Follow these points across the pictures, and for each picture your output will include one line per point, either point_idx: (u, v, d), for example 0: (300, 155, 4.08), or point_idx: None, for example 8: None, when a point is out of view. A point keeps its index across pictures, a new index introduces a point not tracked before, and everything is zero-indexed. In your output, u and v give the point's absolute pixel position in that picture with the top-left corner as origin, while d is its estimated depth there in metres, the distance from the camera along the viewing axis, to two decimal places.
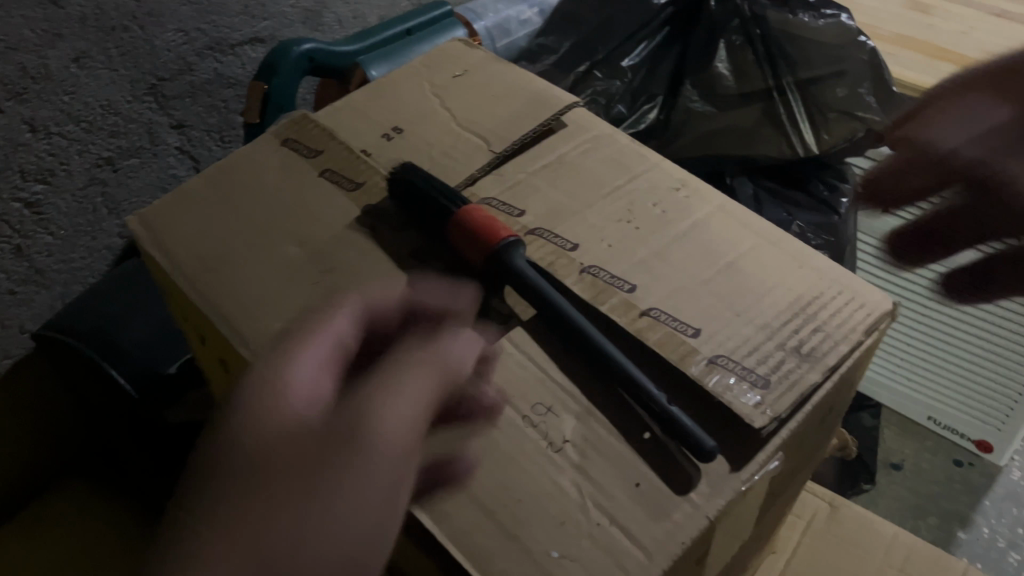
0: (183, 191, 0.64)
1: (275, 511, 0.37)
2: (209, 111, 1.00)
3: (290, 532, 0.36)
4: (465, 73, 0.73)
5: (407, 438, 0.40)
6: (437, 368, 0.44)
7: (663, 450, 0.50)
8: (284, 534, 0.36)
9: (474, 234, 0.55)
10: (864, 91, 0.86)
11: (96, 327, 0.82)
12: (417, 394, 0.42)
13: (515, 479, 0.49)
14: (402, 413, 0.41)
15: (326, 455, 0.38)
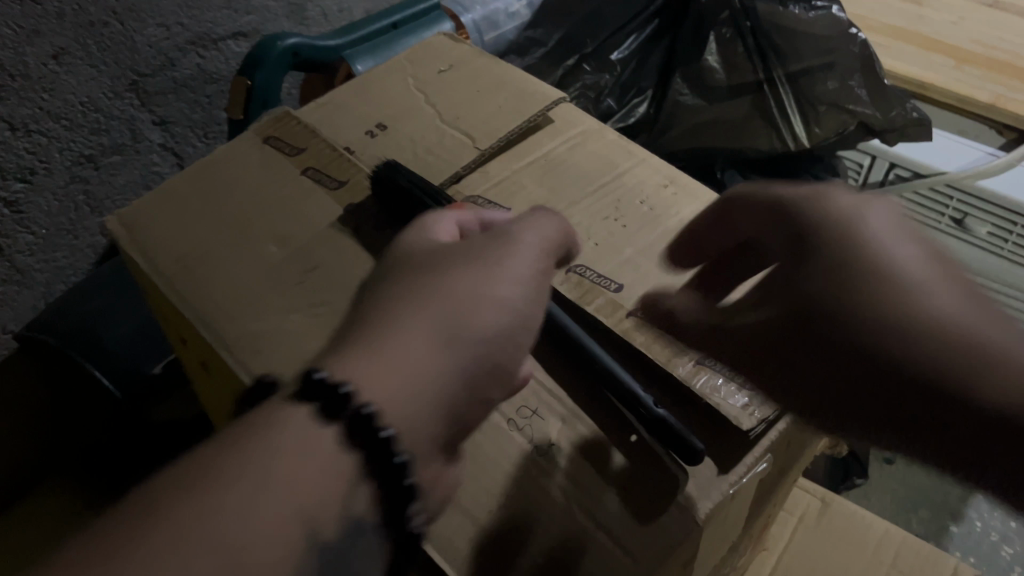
0: (163, 189, 0.63)
1: (435, 299, 0.41)
2: (195, 105, 0.94)
3: (450, 322, 0.41)
4: (450, 68, 0.72)
5: (537, 279, 0.44)
6: (564, 233, 0.48)
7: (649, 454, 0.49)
8: (446, 322, 0.41)
9: None
10: (855, 83, 0.86)
11: (75, 328, 0.80)
12: (548, 245, 0.46)
13: (499, 482, 0.48)
14: (534, 255, 0.45)
15: (478, 267, 0.43)
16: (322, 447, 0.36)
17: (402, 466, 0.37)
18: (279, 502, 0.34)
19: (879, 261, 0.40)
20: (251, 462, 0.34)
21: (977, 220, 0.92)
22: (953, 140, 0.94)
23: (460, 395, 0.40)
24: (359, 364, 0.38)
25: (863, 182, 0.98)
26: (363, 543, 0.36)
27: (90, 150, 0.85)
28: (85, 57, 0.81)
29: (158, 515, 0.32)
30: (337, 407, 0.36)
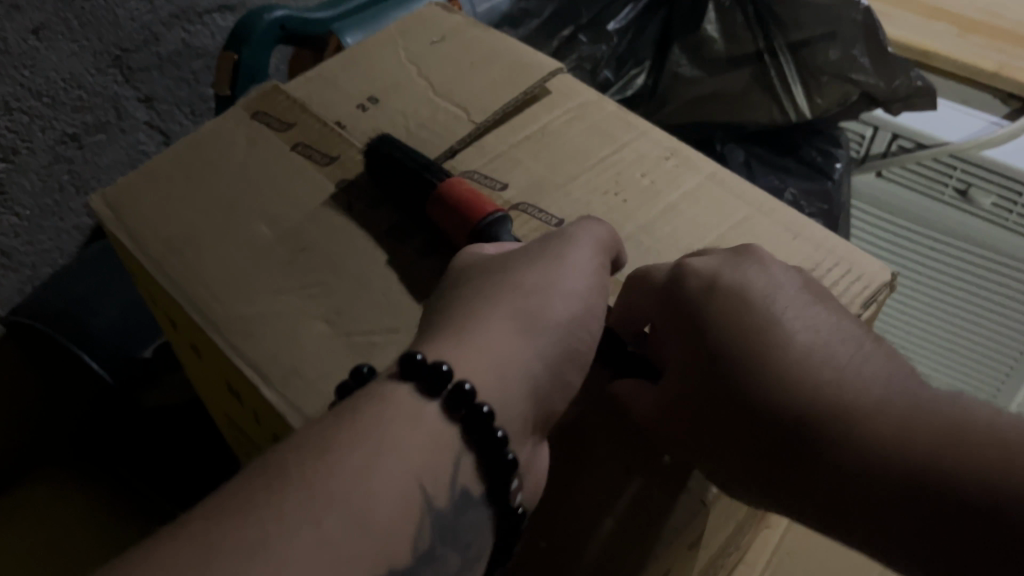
0: (147, 167, 0.60)
1: (508, 297, 0.45)
2: (182, 82, 0.91)
3: (524, 316, 0.44)
4: (442, 40, 0.69)
5: (596, 276, 0.47)
6: (615, 237, 0.50)
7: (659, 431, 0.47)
8: (520, 317, 0.44)
9: (457, 210, 0.53)
10: (857, 52, 0.80)
11: (60, 312, 0.78)
12: (603, 247, 0.49)
13: None
14: (590, 254, 0.48)
15: (544, 266, 0.47)
16: (429, 422, 0.39)
17: (503, 439, 0.40)
18: (398, 471, 0.36)
19: (747, 312, 0.44)
20: (367, 436, 0.37)
21: (980, 192, 0.89)
22: (954, 111, 0.92)
23: (540, 380, 0.43)
24: (453, 352, 0.42)
25: (865, 154, 0.97)
26: (467, 512, 0.39)
27: (73, 129, 0.83)
28: (65, 33, 0.79)
29: (292, 485, 0.34)
30: (442, 387, 0.39)
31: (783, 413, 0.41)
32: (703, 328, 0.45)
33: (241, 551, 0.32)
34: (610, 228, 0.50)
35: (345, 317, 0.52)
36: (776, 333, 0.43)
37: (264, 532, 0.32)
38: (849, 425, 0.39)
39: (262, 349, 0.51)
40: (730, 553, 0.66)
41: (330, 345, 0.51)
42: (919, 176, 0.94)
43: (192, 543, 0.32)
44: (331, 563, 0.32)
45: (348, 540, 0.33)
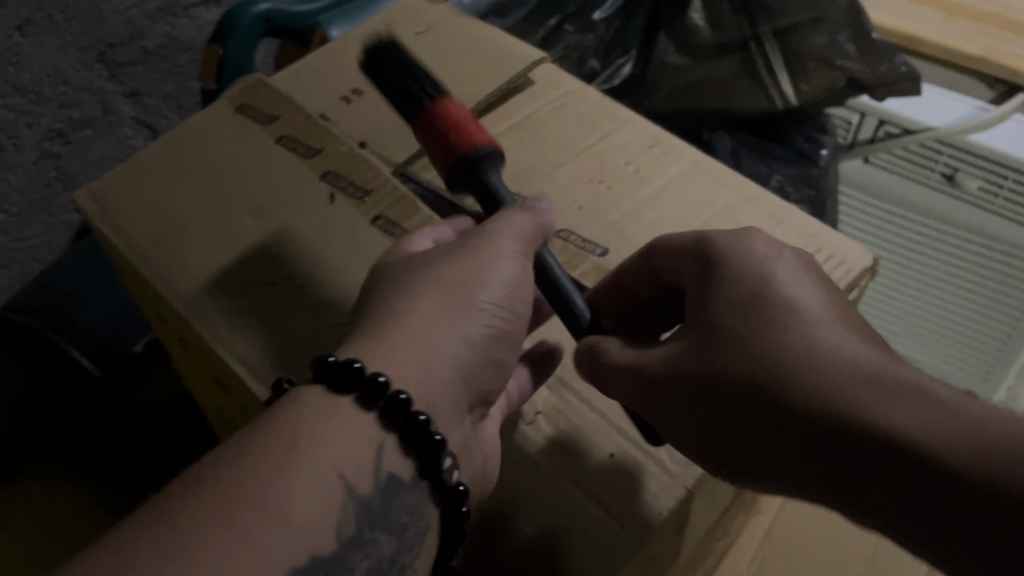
0: (134, 163, 0.61)
1: (424, 291, 0.44)
2: (168, 75, 0.90)
3: (441, 309, 0.43)
4: (427, 30, 0.69)
5: (520, 266, 0.45)
6: (540, 216, 0.47)
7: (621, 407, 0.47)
8: (438, 311, 0.43)
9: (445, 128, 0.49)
10: (843, 37, 0.81)
11: (49, 307, 0.78)
12: (528, 231, 0.46)
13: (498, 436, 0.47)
14: (513, 247, 0.45)
15: (461, 258, 0.45)
16: (348, 415, 0.39)
17: (426, 422, 0.40)
18: (315, 465, 0.37)
19: (768, 283, 0.41)
20: (282, 435, 0.37)
21: (968, 176, 0.90)
22: (941, 96, 0.92)
23: (465, 367, 0.43)
24: (370, 350, 0.41)
25: (852, 140, 0.96)
26: (400, 495, 0.40)
27: (60, 124, 0.83)
28: (51, 28, 0.81)
29: (205, 489, 0.35)
30: (354, 383, 0.39)
31: (787, 374, 0.36)
32: (716, 293, 0.42)
33: (152, 557, 0.32)
34: (536, 207, 0.47)
35: (331, 308, 0.52)
36: (774, 302, 0.39)
37: (176, 533, 0.33)
38: (834, 393, 0.35)
39: (248, 341, 0.51)
40: (718, 538, 0.66)
41: (319, 336, 0.51)
42: (906, 161, 0.94)
43: (106, 551, 0.33)
44: (244, 562, 0.33)
45: (261, 538, 0.34)
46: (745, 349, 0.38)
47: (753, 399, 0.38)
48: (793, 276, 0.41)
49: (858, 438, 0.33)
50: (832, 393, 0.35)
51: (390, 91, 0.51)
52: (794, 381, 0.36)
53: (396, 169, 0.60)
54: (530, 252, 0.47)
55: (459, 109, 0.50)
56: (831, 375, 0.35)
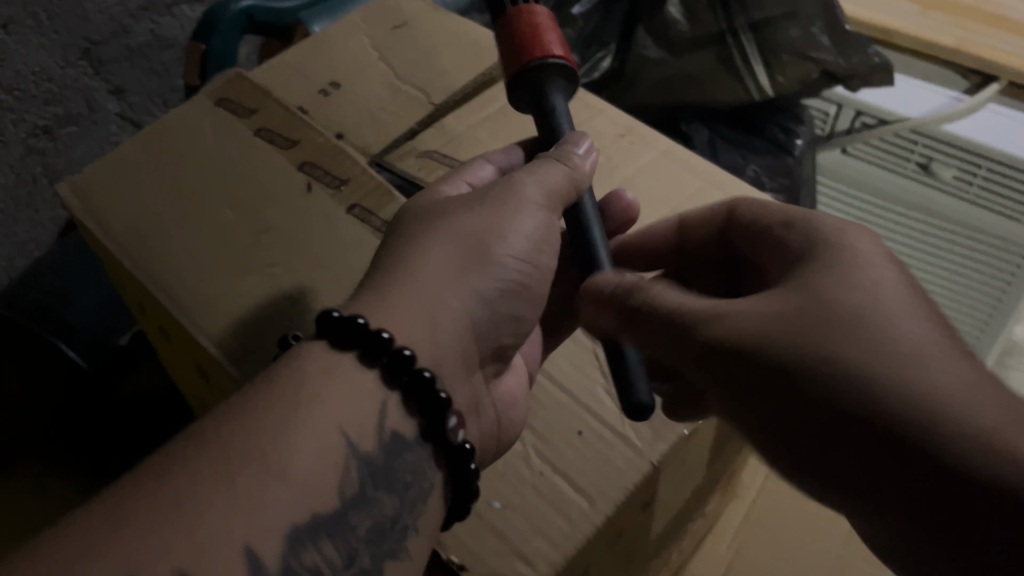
0: (114, 157, 0.62)
1: (444, 240, 0.46)
2: (151, 73, 0.91)
3: (462, 257, 0.46)
4: (404, 24, 0.71)
5: (541, 223, 0.48)
6: (576, 171, 0.49)
7: (613, 354, 0.46)
8: (459, 257, 0.46)
9: (519, 38, 0.51)
10: (817, 30, 0.82)
11: (37, 305, 0.78)
12: (558, 187, 0.49)
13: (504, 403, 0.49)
14: (536, 206, 0.48)
15: (485, 211, 0.48)
16: (349, 373, 0.41)
17: (431, 379, 0.42)
18: (317, 421, 0.38)
19: (869, 286, 0.38)
20: (285, 393, 0.39)
21: (942, 165, 0.91)
22: (916, 87, 0.94)
23: (477, 318, 0.47)
24: (376, 306, 0.43)
25: (830, 131, 0.98)
26: (399, 457, 0.41)
27: (46, 121, 0.84)
28: (34, 27, 0.81)
29: (208, 445, 0.36)
30: (359, 341, 0.41)
31: (903, 399, 0.34)
32: (819, 292, 0.38)
33: (154, 512, 0.33)
34: (574, 161, 0.49)
35: (309, 296, 0.53)
36: (880, 308, 0.37)
37: (172, 491, 0.34)
38: (956, 426, 0.33)
39: (229, 327, 0.52)
40: (694, 519, 0.68)
41: (295, 324, 0.52)
42: (882, 151, 0.95)
43: (109, 510, 0.33)
44: (246, 514, 0.34)
45: (262, 490, 0.35)
46: (848, 358, 0.35)
47: (854, 413, 0.35)
48: (882, 275, 0.39)
49: (981, 483, 0.31)
50: (952, 423, 0.33)
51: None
52: (885, 377, 0.34)
53: (373, 158, 0.61)
54: (557, 209, 0.49)
55: (548, 20, 0.52)
56: (915, 377, 0.34)
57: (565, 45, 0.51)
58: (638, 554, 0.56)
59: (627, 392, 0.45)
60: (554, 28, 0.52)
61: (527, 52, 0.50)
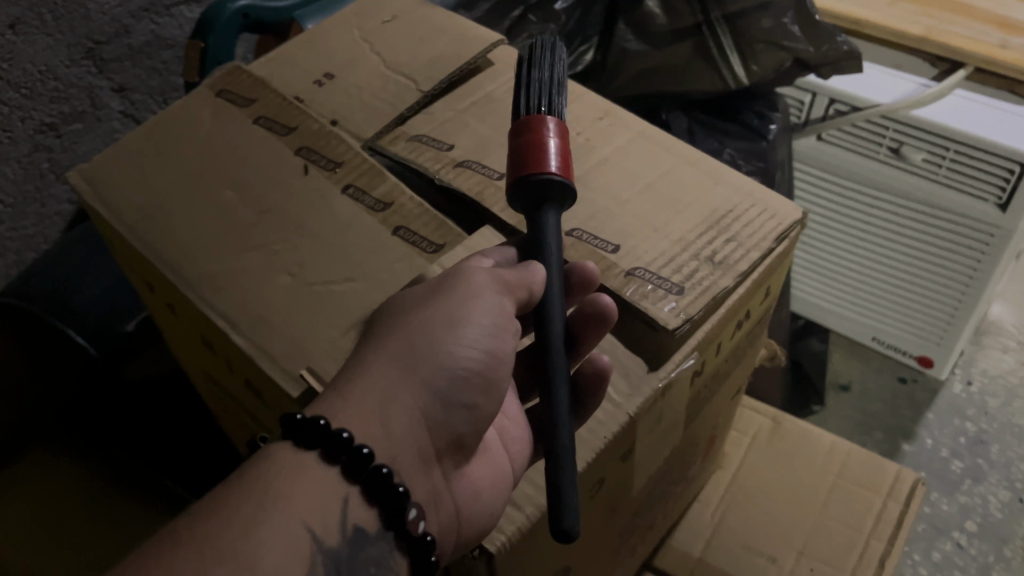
0: (122, 144, 0.65)
1: (397, 330, 0.47)
2: (152, 71, 0.96)
3: (408, 347, 0.46)
4: (394, 18, 0.75)
5: (499, 314, 0.47)
6: (527, 271, 0.47)
7: (549, 468, 0.43)
8: (410, 349, 0.46)
9: (523, 151, 0.49)
10: (787, 20, 0.86)
11: (48, 291, 0.81)
12: (508, 279, 0.47)
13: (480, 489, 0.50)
14: (494, 298, 0.47)
15: (438, 300, 0.47)
16: (313, 474, 0.42)
17: (388, 475, 0.43)
18: (282, 523, 0.39)
19: None
20: (253, 496, 0.40)
21: (912, 149, 0.95)
22: (888, 75, 0.97)
23: (430, 411, 0.46)
24: (337, 406, 0.44)
25: (805, 119, 1.01)
26: (364, 548, 0.43)
27: (51, 119, 0.88)
28: (40, 28, 0.84)
29: (181, 545, 0.38)
30: (321, 442, 0.42)
31: None
32: None
33: None
34: (531, 265, 0.48)
35: (307, 269, 0.57)
36: None
37: None
38: None
39: (230, 301, 0.56)
40: (677, 484, 0.72)
41: (294, 294, 0.55)
42: (855, 137, 0.99)
43: None
44: None
45: None
46: None
47: None
48: None
49: None
50: None
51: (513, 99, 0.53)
52: None
53: (365, 143, 0.65)
54: (512, 299, 0.47)
55: (558, 131, 0.50)
56: None
57: (568, 162, 0.49)
58: (620, 506, 0.60)
59: (555, 511, 0.42)
60: (560, 139, 0.49)
61: (523, 165, 0.48)
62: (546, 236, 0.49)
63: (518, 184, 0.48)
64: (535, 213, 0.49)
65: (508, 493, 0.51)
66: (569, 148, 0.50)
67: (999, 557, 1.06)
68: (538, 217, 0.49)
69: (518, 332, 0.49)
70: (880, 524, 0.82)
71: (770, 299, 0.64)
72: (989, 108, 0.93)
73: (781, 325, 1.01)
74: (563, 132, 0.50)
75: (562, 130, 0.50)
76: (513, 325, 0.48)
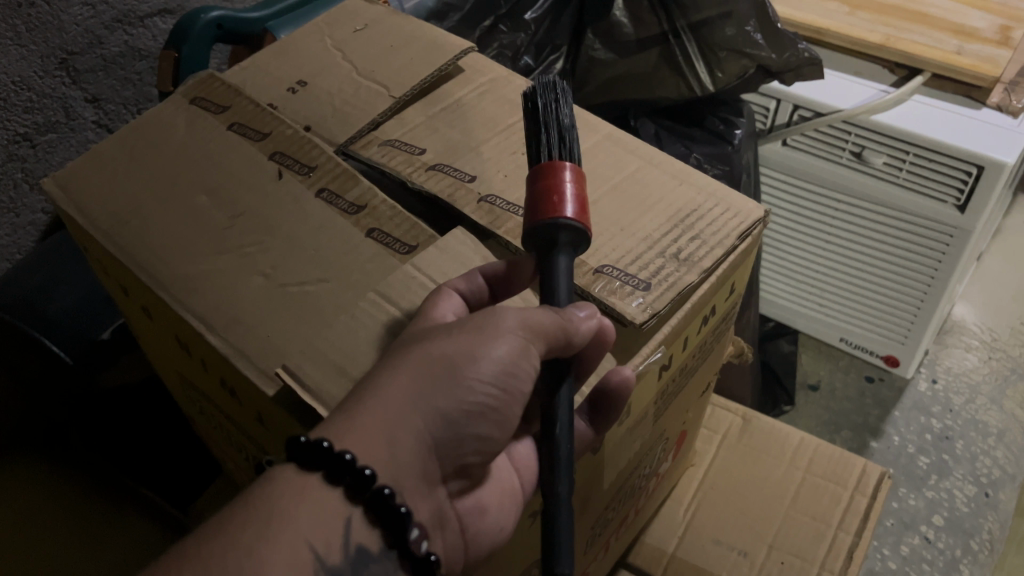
0: (95, 151, 0.66)
1: (419, 359, 0.46)
2: (126, 82, 0.97)
3: (429, 377, 0.46)
4: (366, 27, 0.76)
5: (520, 359, 0.47)
6: (568, 321, 0.48)
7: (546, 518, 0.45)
8: (427, 377, 0.46)
9: (542, 196, 0.50)
10: (751, 28, 0.87)
11: (20, 300, 0.80)
12: (538, 323, 0.47)
13: (490, 513, 0.52)
14: (518, 344, 0.46)
15: (463, 332, 0.47)
16: (314, 494, 0.43)
17: (390, 495, 0.44)
18: (285, 540, 0.40)
19: None
20: (256, 515, 0.41)
21: (873, 154, 0.98)
22: (850, 82, 1.00)
23: (437, 435, 0.46)
24: (341, 424, 0.44)
25: (771, 125, 1.04)
26: (367, 565, 0.43)
27: (25, 129, 0.88)
28: (14, 38, 0.85)
29: (187, 564, 0.39)
30: (324, 463, 0.43)
31: None
32: None
33: None
34: (564, 314, 0.48)
35: (282, 270, 0.57)
36: None
37: None
38: None
39: (206, 302, 0.57)
40: (648, 480, 0.73)
41: (267, 294, 0.56)
42: (818, 142, 1.02)
43: None
44: None
45: None
46: None
47: None
48: None
49: None
50: None
51: (529, 136, 0.55)
52: None
53: (338, 148, 0.66)
54: (537, 344, 0.47)
55: (574, 177, 0.51)
56: None
57: (585, 207, 0.51)
58: (592, 500, 0.62)
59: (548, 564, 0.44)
60: (577, 184, 0.51)
61: (541, 208, 0.50)
62: (557, 280, 0.50)
63: (538, 226, 0.50)
64: (550, 254, 0.50)
65: (515, 514, 0.54)
66: (585, 192, 0.51)
67: (965, 550, 1.09)
68: (551, 260, 0.50)
69: (534, 374, 0.48)
70: (847, 516, 0.83)
71: (734, 296, 0.66)
72: (947, 112, 0.95)
73: (751, 326, 1.03)
74: (580, 179, 0.51)
75: (579, 176, 0.52)
76: (532, 365, 0.48)
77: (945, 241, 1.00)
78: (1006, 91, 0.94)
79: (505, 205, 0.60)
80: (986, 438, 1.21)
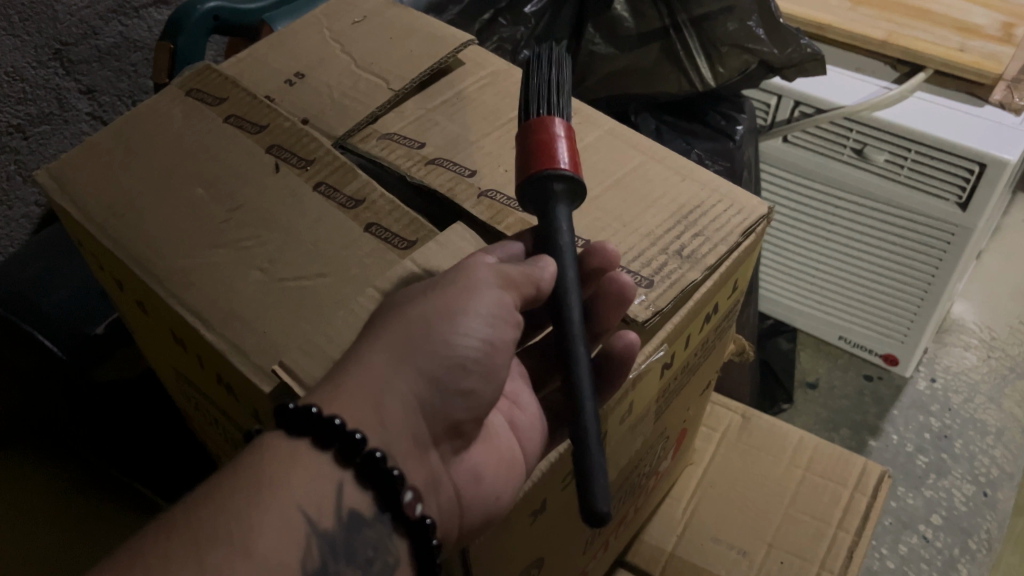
0: (90, 143, 0.65)
1: (396, 319, 0.46)
2: (121, 74, 0.95)
3: (409, 336, 0.45)
4: (365, 19, 0.75)
5: (499, 309, 0.47)
6: (534, 270, 0.47)
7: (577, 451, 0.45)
8: (408, 336, 0.45)
9: (533, 147, 0.50)
10: (754, 22, 0.86)
11: (16, 295, 0.79)
12: (512, 273, 0.47)
13: (488, 478, 0.51)
14: (495, 294, 0.47)
15: (439, 288, 0.47)
16: (304, 461, 0.42)
17: (382, 459, 0.43)
18: (277, 507, 0.40)
19: None
20: (245, 484, 0.40)
21: (875, 151, 0.97)
22: (851, 79, 0.99)
23: (426, 400, 0.46)
24: (330, 394, 0.44)
25: (771, 122, 1.03)
26: (362, 529, 0.43)
27: (18, 120, 0.87)
28: (6, 29, 0.85)
29: (176, 535, 0.38)
30: (314, 429, 0.42)
31: None
32: None
33: None
34: (540, 263, 0.48)
35: (278, 265, 0.57)
36: None
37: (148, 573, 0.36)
38: None
39: (202, 297, 0.56)
40: (648, 478, 0.73)
41: (263, 289, 0.55)
42: (819, 139, 1.01)
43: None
44: None
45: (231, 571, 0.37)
46: None
47: None
48: None
49: None
50: None
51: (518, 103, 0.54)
52: None
53: (336, 141, 0.65)
54: (514, 293, 0.47)
55: (565, 130, 0.51)
56: None
57: (577, 160, 0.50)
58: None
59: (587, 495, 0.44)
60: (569, 139, 0.51)
61: (533, 162, 0.49)
62: (558, 230, 0.49)
63: (530, 179, 0.49)
64: (547, 209, 0.50)
65: (513, 481, 0.53)
66: (577, 147, 0.51)
67: (963, 549, 1.09)
68: (548, 212, 0.50)
69: (517, 324, 0.48)
70: (847, 515, 0.83)
71: (736, 293, 0.65)
72: (948, 109, 0.95)
73: (750, 324, 1.02)
74: (571, 133, 0.51)
75: (570, 131, 0.51)
76: (513, 316, 0.48)
77: (945, 241, 1.00)
78: (1008, 89, 0.93)
79: (506, 201, 0.60)
80: (984, 437, 1.21)
